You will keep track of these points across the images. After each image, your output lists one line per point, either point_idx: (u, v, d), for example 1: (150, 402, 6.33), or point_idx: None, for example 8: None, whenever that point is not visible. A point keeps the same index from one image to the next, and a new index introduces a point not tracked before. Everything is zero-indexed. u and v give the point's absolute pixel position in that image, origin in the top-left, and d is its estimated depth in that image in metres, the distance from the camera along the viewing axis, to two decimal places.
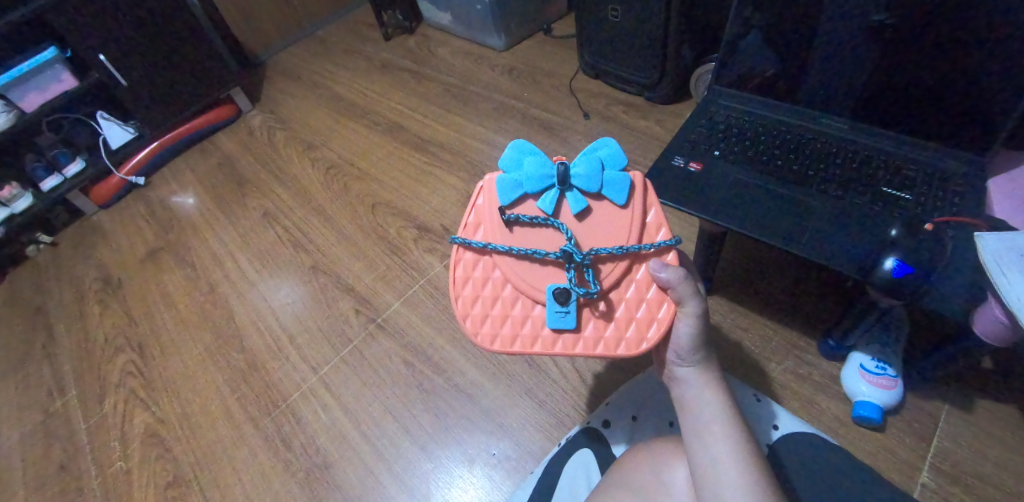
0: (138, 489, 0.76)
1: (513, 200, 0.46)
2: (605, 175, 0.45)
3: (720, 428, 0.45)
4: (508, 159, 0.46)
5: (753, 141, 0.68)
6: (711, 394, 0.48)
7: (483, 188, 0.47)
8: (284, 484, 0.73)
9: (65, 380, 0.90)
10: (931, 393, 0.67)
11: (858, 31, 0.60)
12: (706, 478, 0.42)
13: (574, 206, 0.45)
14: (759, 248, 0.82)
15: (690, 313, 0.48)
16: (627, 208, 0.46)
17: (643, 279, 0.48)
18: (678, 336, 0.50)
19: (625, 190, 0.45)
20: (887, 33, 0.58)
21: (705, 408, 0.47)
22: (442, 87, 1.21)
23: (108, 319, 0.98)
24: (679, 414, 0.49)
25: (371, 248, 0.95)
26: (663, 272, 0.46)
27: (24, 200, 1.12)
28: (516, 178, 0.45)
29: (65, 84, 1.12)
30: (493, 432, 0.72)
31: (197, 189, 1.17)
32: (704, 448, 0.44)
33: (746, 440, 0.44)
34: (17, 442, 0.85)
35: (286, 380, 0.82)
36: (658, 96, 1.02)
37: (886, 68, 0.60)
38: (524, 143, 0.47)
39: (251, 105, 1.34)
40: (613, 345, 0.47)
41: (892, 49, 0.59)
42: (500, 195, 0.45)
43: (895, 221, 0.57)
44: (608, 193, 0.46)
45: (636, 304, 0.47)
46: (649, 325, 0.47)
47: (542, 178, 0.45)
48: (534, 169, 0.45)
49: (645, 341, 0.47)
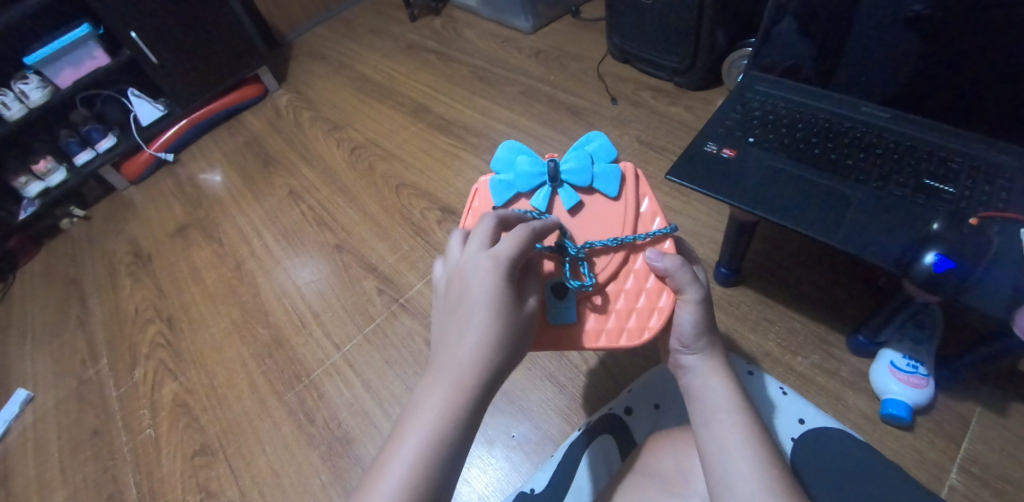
0: (167, 456, 0.78)
1: (507, 199, 0.52)
2: (594, 168, 0.51)
3: (727, 418, 0.43)
4: (501, 162, 0.53)
5: (789, 128, 0.66)
6: (717, 383, 0.46)
7: (478, 191, 0.54)
8: (307, 457, 0.74)
9: (98, 348, 0.94)
10: (964, 394, 0.65)
11: (898, 22, 0.58)
12: (715, 471, 0.40)
13: (566, 200, 0.50)
14: (789, 239, 0.80)
15: (691, 301, 0.46)
16: (618, 200, 0.50)
17: (641, 270, 0.48)
18: (679, 324, 0.48)
19: (613, 182, 0.50)
20: (928, 23, 0.56)
21: (711, 398, 0.45)
22: (468, 69, 1.20)
23: (139, 291, 1.00)
24: (686, 404, 0.48)
25: (395, 228, 0.96)
26: (659, 261, 0.46)
27: (58, 174, 1.16)
28: (510, 179, 0.52)
29: (99, 61, 1.15)
30: (513, 414, 0.73)
31: (225, 167, 1.19)
32: (715, 442, 0.42)
33: (760, 431, 0.42)
34: (53, 405, 0.88)
35: (309, 356, 0.84)
36: (689, 82, 0.99)
37: (928, 57, 0.58)
38: (518, 149, 0.54)
39: (277, 84, 1.35)
40: (615, 336, 0.47)
41: (936, 39, 0.57)
42: (494, 196, 0.51)
43: (938, 214, 0.54)
44: (599, 185, 0.50)
45: (636, 294, 0.48)
46: (651, 314, 0.47)
47: (534, 176, 0.51)
48: (525, 169, 0.51)
49: (648, 329, 0.47)
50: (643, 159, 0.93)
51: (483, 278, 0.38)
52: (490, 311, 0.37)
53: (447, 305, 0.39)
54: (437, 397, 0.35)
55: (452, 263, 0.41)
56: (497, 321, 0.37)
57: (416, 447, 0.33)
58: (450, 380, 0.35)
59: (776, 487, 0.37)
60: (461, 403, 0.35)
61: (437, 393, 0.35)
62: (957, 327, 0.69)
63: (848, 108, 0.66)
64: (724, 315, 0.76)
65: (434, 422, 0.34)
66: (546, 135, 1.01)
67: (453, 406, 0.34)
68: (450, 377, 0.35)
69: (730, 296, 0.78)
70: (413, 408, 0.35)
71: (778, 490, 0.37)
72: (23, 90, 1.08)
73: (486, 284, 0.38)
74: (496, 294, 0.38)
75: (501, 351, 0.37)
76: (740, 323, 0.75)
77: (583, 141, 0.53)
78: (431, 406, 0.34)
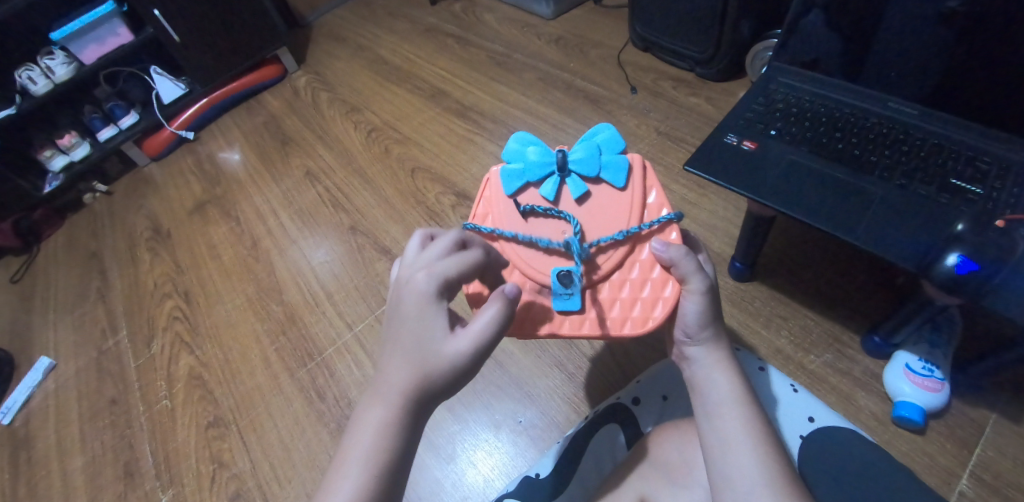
0: (181, 426, 0.80)
1: (517, 188, 0.50)
2: (602, 159, 0.50)
3: (729, 411, 0.42)
4: (512, 152, 0.52)
5: (813, 122, 0.65)
6: (720, 375, 0.46)
7: (489, 180, 0.52)
8: (317, 433, 0.76)
9: (118, 320, 0.96)
10: (979, 400, 0.64)
11: (929, 18, 0.57)
12: (715, 463, 0.40)
13: (574, 191, 0.49)
14: (807, 236, 0.79)
15: (695, 291, 0.45)
16: (626, 190, 0.50)
17: (647, 260, 0.48)
18: (684, 314, 0.47)
19: (621, 173, 0.49)
20: (961, 21, 0.54)
21: (715, 390, 0.45)
22: (487, 55, 1.19)
23: (158, 265, 1.02)
24: (689, 396, 0.47)
25: (409, 212, 0.96)
26: (664, 252, 0.46)
27: (82, 148, 1.18)
28: (520, 168, 0.51)
29: (122, 39, 1.16)
30: (521, 400, 0.73)
31: (243, 146, 1.20)
32: (718, 436, 0.42)
33: (763, 425, 0.42)
34: (73, 374, 0.91)
35: (322, 334, 0.85)
36: (711, 73, 0.98)
37: (961, 56, 0.56)
38: (528, 139, 0.52)
39: (296, 65, 1.35)
40: (620, 324, 0.47)
41: (971, 37, 0.55)
42: (504, 185, 0.51)
43: (963, 214, 0.53)
44: (607, 176, 0.50)
45: (641, 284, 0.48)
46: (656, 304, 0.47)
47: (544, 166, 0.50)
48: (536, 159, 0.50)
49: (652, 319, 0.47)
50: (660, 150, 0.92)
51: (415, 300, 0.38)
52: (424, 334, 0.38)
53: (389, 319, 0.40)
54: (373, 416, 0.37)
55: (399, 272, 0.42)
56: (430, 345, 0.37)
57: (352, 465, 0.35)
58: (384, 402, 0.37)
59: (776, 481, 0.37)
60: (395, 421, 0.36)
61: (374, 413, 0.37)
62: (977, 331, 0.68)
63: (874, 104, 0.64)
64: (736, 310, 0.75)
65: (369, 443, 0.36)
66: (563, 123, 1.00)
67: (387, 422, 0.36)
68: (385, 393, 0.37)
69: (743, 291, 0.77)
70: (356, 425, 0.37)
71: (778, 483, 0.37)
72: (48, 65, 1.10)
73: (421, 302, 0.38)
74: (427, 313, 0.38)
75: (435, 376, 0.37)
76: (752, 318, 0.74)
77: (592, 131, 0.52)
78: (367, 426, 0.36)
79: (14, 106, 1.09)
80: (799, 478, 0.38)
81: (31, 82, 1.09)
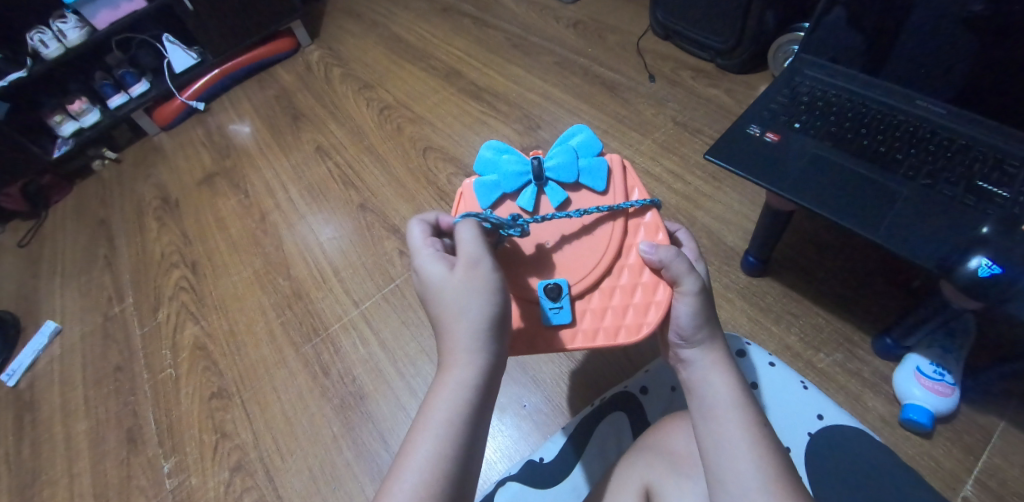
0: (185, 396, 0.81)
1: (493, 201, 0.48)
2: (580, 163, 0.48)
3: (726, 413, 0.40)
4: (485, 163, 0.49)
5: (840, 116, 0.63)
6: (717, 377, 0.44)
7: (463, 194, 0.50)
8: (320, 407, 0.76)
9: (124, 287, 0.96)
10: (989, 407, 0.63)
11: (955, 22, 0.55)
12: (711, 465, 0.38)
13: (553, 199, 0.47)
14: (824, 235, 0.78)
15: (687, 293, 0.43)
16: (607, 194, 0.48)
17: (636, 264, 0.46)
18: (677, 318, 0.45)
19: (601, 176, 0.47)
20: (988, 26, 0.53)
21: (711, 392, 0.43)
22: (504, 36, 1.17)
23: (165, 235, 1.02)
24: (685, 398, 0.45)
25: (420, 191, 0.95)
26: (653, 254, 0.44)
27: (92, 115, 1.17)
28: (495, 180, 0.48)
29: (135, 5, 1.15)
30: (526, 384, 0.73)
31: (254, 119, 1.19)
32: (712, 436, 0.39)
33: (761, 427, 0.39)
34: (79, 339, 0.91)
35: (328, 310, 0.85)
36: (732, 64, 0.96)
37: (988, 60, 0.54)
38: (501, 147, 0.50)
39: (310, 39, 1.33)
40: (614, 333, 0.44)
41: (997, 42, 0.53)
42: (479, 199, 0.48)
43: (988, 218, 0.51)
44: (586, 180, 0.48)
45: (632, 289, 0.45)
46: (648, 308, 0.45)
47: (520, 175, 0.48)
48: (511, 169, 0.48)
49: (646, 324, 0.44)
50: (677, 140, 0.91)
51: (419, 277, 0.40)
52: (450, 293, 0.38)
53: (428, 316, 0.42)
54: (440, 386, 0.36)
55: None
56: (448, 293, 0.38)
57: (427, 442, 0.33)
58: (453, 368, 0.37)
59: (772, 484, 0.35)
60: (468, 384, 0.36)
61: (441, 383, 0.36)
62: (992, 337, 0.67)
63: (902, 102, 0.62)
64: (747, 305, 0.74)
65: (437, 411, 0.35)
66: (580, 109, 0.99)
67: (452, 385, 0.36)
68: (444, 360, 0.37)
69: (755, 287, 0.76)
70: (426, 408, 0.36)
71: (775, 485, 0.35)
72: (61, 29, 1.09)
73: (442, 272, 0.39)
74: (431, 273, 0.39)
75: (469, 313, 0.37)
76: (763, 314, 0.73)
77: (566, 136, 0.51)
78: (442, 397, 0.35)
79: (26, 69, 1.08)
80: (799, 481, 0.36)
81: (43, 46, 1.08)
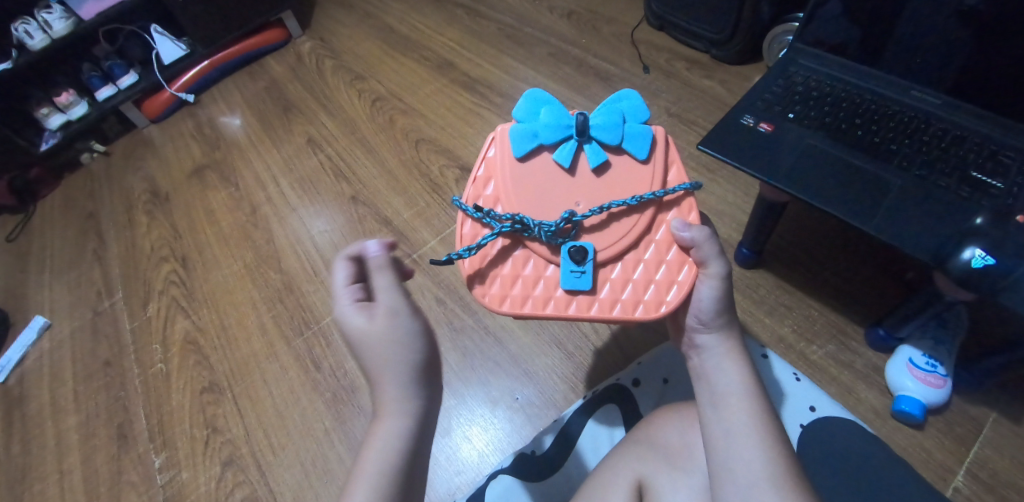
0: (175, 391, 0.80)
1: (527, 151, 0.46)
2: (625, 127, 0.46)
3: (736, 401, 0.40)
4: (525, 110, 0.47)
5: (834, 106, 0.63)
6: (731, 365, 0.43)
7: (496, 139, 0.47)
8: (312, 402, 0.76)
9: (114, 281, 0.95)
10: (980, 398, 0.63)
11: (950, 15, 0.55)
12: (717, 454, 0.38)
13: (592, 158, 0.45)
14: (818, 227, 0.77)
15: (713, 275, 0.44)
16: (647, 163, 0.46)
17: (663, 240, 0.45)
18: (698, 300, 0.45)
19: (644, 143, 0.45)
20: (983, 18, 0.53)
21: (723, 378, 0.42)
22: (496, 27, 1.15)
23: (155, 229, 1.01)
24: (694, 384, 0.45)
25: (412, 183, 0.95)
26: (685, 231, 0.44)
27: (80, 107, 1.15)
28: (532, 129, 0.46)
29: None
30: (518, 377, 0.73)
31: (244, 111, 1.17)
32: (720, 422, 0.39)
33: (771, 417, 0.39)
34: (68, 335, 0.90)
35: (320, 304, 0.84)
36: (727, 55, 0.95)
37: (983, 52, 0.54)
38: (542, 99, 0.48)
39: (301, 30, 1.31)
40: (631, 307, 0.44)
41: (993, 34, 0.53)
42: (513, 145, 0.45)
43: (982, 209, 0.51)
44: (628, 145, 0.45)
45: (655, 265, 0.45)
46: (670, 288, 0.44)
47: (560, 128, 0.45)
48: (551, 120, 0.45)
49: (666, 303, 0.43)
50: (671, 132, 0.90)
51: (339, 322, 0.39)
52: (375, 343, 0.37)
53: None
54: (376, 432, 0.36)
55: None
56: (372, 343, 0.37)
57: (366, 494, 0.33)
58: (383, 418, 0.36)
59: (781, 474, 0.35)
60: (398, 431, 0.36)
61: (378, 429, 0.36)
62: (983, 329, 0.67)
63: (897, 93, 0.62)
64: (740, 296, 0.74)
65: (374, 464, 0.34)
66: (573, 101, 0.98)
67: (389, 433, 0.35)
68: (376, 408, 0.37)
69: (748, 278, 0.75)
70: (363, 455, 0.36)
71: (781, 475, 0.34)
72: (46, 19, 1.07)
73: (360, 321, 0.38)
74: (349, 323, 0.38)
75: (393, 363, 0.37)
76: (756, 306, 0.73)
77: (615, 97, 0.48)
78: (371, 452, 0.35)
79: (11, 60, 1.06)
80: (805, 473, 0.35)
81: (28, 36, 1.06)
